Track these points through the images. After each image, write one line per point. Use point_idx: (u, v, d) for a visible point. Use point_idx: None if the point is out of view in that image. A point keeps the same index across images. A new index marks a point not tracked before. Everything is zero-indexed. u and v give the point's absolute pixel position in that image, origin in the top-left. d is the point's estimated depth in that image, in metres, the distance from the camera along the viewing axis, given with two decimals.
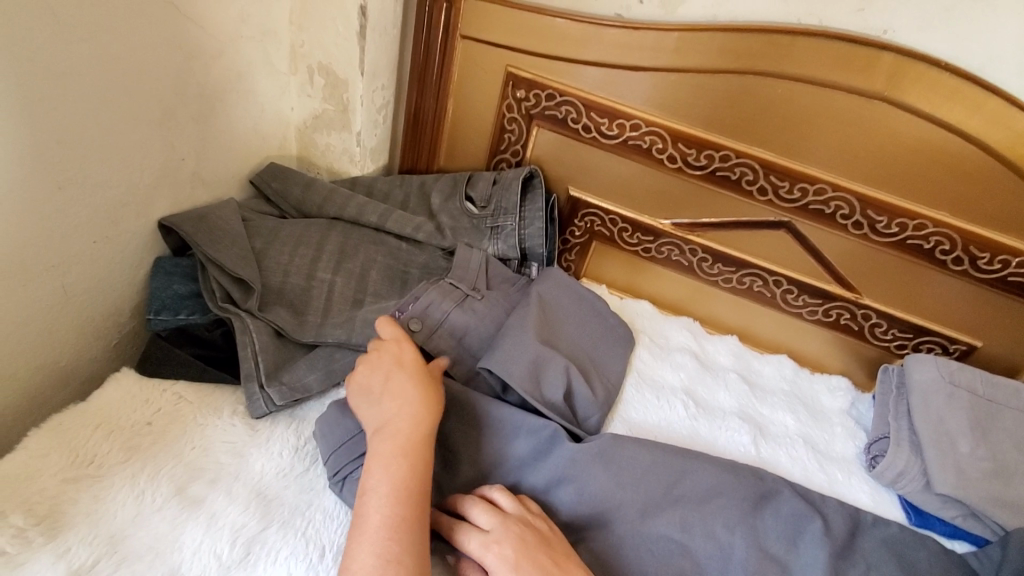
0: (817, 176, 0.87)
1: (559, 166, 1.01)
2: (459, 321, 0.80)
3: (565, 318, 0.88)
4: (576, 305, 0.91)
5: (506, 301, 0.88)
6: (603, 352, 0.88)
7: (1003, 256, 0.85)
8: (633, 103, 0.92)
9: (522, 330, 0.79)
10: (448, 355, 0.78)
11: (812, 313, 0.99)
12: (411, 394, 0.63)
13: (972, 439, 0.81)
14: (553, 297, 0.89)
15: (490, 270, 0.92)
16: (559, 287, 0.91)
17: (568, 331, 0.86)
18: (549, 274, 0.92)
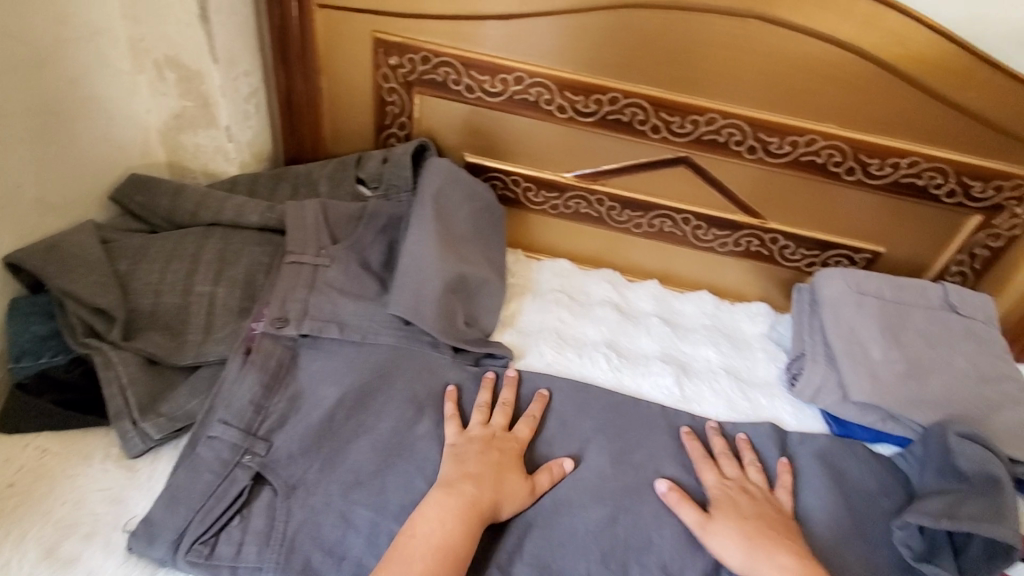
0: (706, 106, 0.85)
1: (450, 133, 0.96)
2: (322, 300, 0.73)
3: (453, 217, 0.81)
4: (462, 196, 0.84)
5: (356, 252, 0.82)
6: (464, 209, 0.84)
7: (894, 159, 0.84)
8: (511, 54, 0.87)
9: (420, 260, 0.73)
10: (331, 330, 0.71)
11: (724, 245, 0.99)
12: (504, 480, 0.63)
13: (882, 343, 0.82)
14: (445, 196, 0.82)
15: (329, 216, 0.83)
16: (450, 183, 0.83)
17: (452, 220, 0.81)
18: (436, 172, 0.83)
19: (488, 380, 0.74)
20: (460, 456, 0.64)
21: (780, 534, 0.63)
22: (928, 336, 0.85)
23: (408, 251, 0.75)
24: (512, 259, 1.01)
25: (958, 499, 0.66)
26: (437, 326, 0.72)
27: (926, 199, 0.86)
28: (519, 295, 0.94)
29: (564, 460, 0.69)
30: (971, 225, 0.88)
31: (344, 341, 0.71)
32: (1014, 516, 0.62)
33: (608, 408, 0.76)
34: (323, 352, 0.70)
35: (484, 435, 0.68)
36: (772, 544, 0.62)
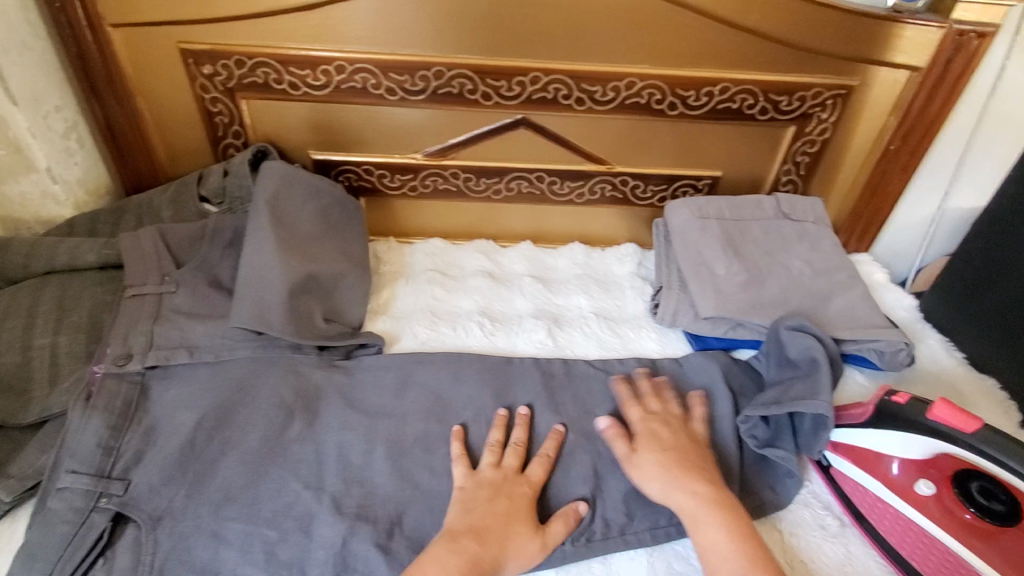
0: (527, 66, 0.87)
1: (291, 133, 0.95)
2: (168, 329, 0.72)
3: (297, 220, 0.80)
4: (305, 198, 0.83)
5: (204, 272, 0.80)
6: (310, 210, 0.83)
7: (707, 89, 0.89)
8: (325, 44, 0.86)
9: (262, 269, 0.73)
10: (181, 354, 0.71)
11: (581, 196, 1.03)
12: (510, 529, 0.60)
13: (724, 260, 0.90)
14: (284, 200, 0.80)
15: (170, 241, 0.80)
16: (288, 186, 0.81)
17: (294, 223, 0.80)
18: (271, 177, 0.81)
19: (501, 420, 0.72)
20: (467, 502, 0.62)
21: (696, 457, 0.67)
22: (765, 245, 0.93)
23: (247, 263, 0.74)
24: (384, 247, 1.02)
25: (790, 383, 0.74)
26: (289, 329, 0.72)
27: (744, 119, 0.93)
28: (392, 281, 0.95)
29: (577, 503, 0.65)
30: (789, 135, 0.95)
31: (197, 363, 0.71)
32: (827, 386, 0.70)
33: (481, 371, 0.79)
34: (176, 379, 0.70)
35: (494, 477, 0.65)
36: (682, 472, 0.64)
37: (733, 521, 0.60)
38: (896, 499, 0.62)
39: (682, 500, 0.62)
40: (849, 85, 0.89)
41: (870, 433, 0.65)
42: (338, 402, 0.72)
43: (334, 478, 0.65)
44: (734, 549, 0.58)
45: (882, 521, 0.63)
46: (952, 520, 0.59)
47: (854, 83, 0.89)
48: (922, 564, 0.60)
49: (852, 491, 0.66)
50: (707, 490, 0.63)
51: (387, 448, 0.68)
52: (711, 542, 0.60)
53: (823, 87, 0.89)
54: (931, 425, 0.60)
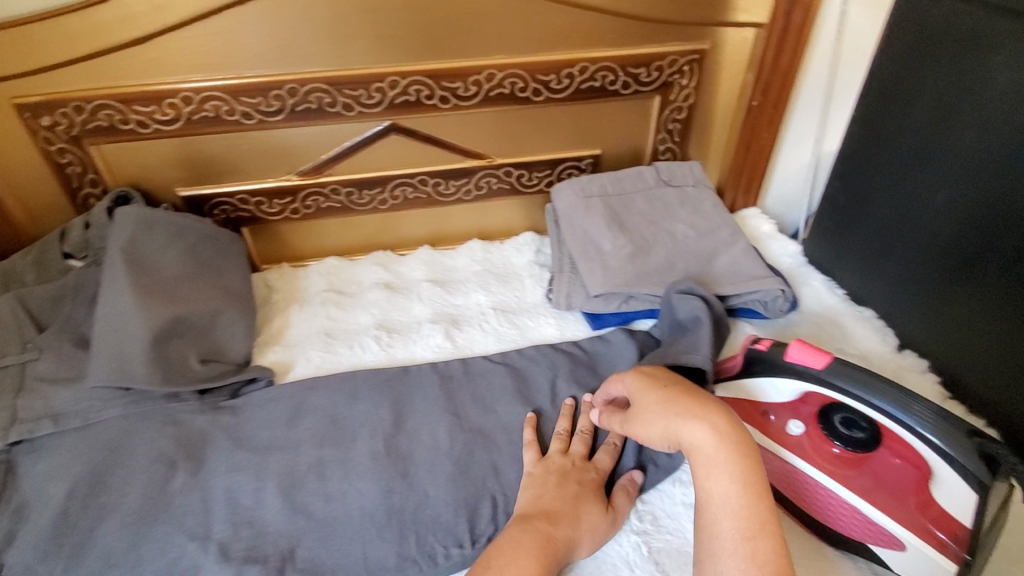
0: (382, 72, 0.86)
1: (152, 172, 0.91)
2: (30, 399, 0.69)
3: (158, 263, 0.77)
4: (166, 238, 0.79)
5: (70, 333, 0.76)
6: (173, 250, 0.79)
7: (566, 70, 0.90)
8: (168, 77, 0.83)
9: (120, 318, 0.70)
10: (45, 424, 0.68)
11: (468, 193, 1.03)
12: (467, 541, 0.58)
13: (608, 236, 0.91)
14: (141, 245, 0.77)
15: (26, 305, 0.76)
16: (143, 230, 0.78)
17: (155, 267, 0.76)
18: (125, 222, 0.78)
19: (568, 411, 0.73)
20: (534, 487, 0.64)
21: (709, 398, 0.61)
22: (647, 215, 0.95)
23: (104, 315, 0.71)
24: (275, 274, 0.99)
25: (678, 343, 0.76)
26: (155, 380, 0.69)
27: (609, 95, 0.94)
28: (285, 308, 0.92)
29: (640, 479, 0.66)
30: (656, 105, 0.97)
31: (68, 430, 0.68)
32: (710, 343, 0.72)
33: (378, 385, 0.78)
34: (45, 450, 0.67)
35: (562, 464, 0.66)
36: (691, 409, 0.58)
37: (741, 465, 0.53)
38: (773, 444, 0.64)
39: (697, 440, 0.56)
40: (701, 49, 0.92)
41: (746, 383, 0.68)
42: (225, 444, 0.69)
43: (221, 526, 0.62)
44: (741, 496, 0.52)
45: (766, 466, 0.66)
46: (821, 455, 0.62)
47: (705, 47, 0.92)
48: (801, 501, 0.63)
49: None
50: (724, 431, 0.56)
51: (278, 483, 0.66)
52: (711, 491, 0.53)
53: (676, 55, 0.91)
54: (790, 366, 0.63)
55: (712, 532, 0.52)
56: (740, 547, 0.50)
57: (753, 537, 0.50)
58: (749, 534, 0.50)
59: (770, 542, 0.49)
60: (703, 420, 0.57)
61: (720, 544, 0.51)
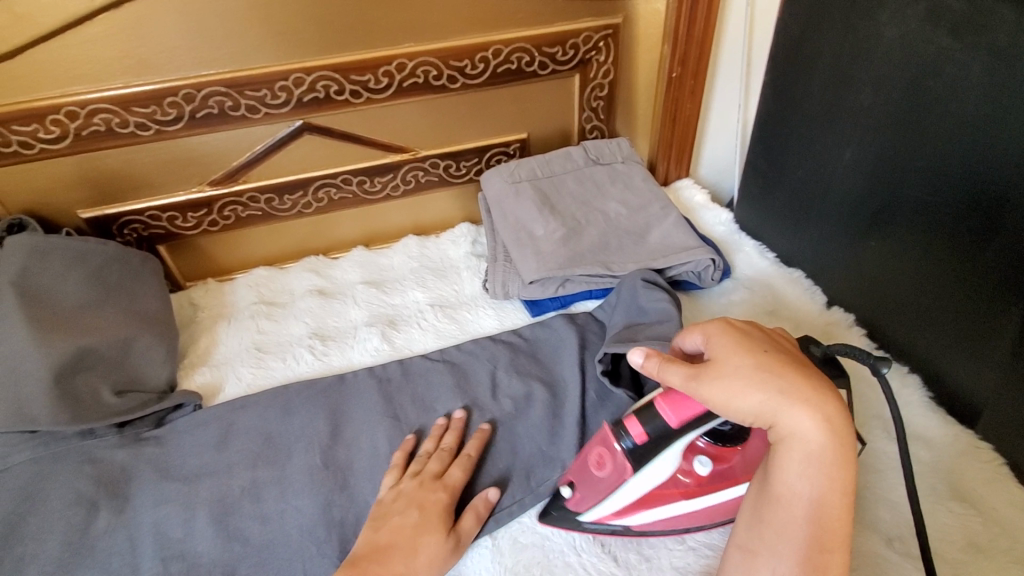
0: (284, 70, 0.82)
1: (46, 196, 0.84)
2: None
3: (59, 293, 0.72)
4: (64, 267, 0.73)
5: None
6: (74, 279, 0.73)
7: (479, 55, 0.88)
8: (48, 92, 0.76)
9: (19, 357, 0.66)
10: None
11: (396, 188, 1.00)
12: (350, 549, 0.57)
13: (539, 220, 0.90)
14: (34, 276, 0.71)
15: None
16: (37, 260, 0.72)
17: (54, 298, 0.71)
18: (14, 252, 0.72)
19: (437, 427, 0.69)
20: (378, 521, 0.59)
21: (813, 372, 0.48)
22: (577, 196, 0.95)
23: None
24: (201, 291, 0.94)
25: (638, 328, 0.75)
26: (62, 419, 0.65)
27: (528, 77, 0.93)
28: (212, 326, 0.88)
29: (488, 491, 0.63)
30: (576, 84, 0.96)
31: None
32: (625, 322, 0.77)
33: (312, 396, 0.75)
34: None
35: (415, 484, 0.62)
36: (813, 391, 0.46)
37: (838, 467, 0.45)
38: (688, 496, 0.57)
39: (801, 429, 0.45)
40: (613, 24, 0.91)
41: (639, 480, 0.54)
42: (150, 476, 0.66)
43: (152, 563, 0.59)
44: (827, 501, 0.45)
45: (689, 516, 0.59)
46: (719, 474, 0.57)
47: (618, 21, 0.91)
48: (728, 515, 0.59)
49: (664, 524, 0.59)
50: (832, 417, 0.46)
51: (210, 511, 0.63)
52: (793, 487, 0.46)
53: (591, 31, 0.90)
54: (679, 431, 0.51)
55: (780, 529, 0.46)
56: (808, 558, 0.44)
57: (826, 548, 0.44)
58: (824, 547, 0.45)
59: (841, 561, 0.45)
60: (815, 409, 0.45)
61: (787, 548, 0.45)
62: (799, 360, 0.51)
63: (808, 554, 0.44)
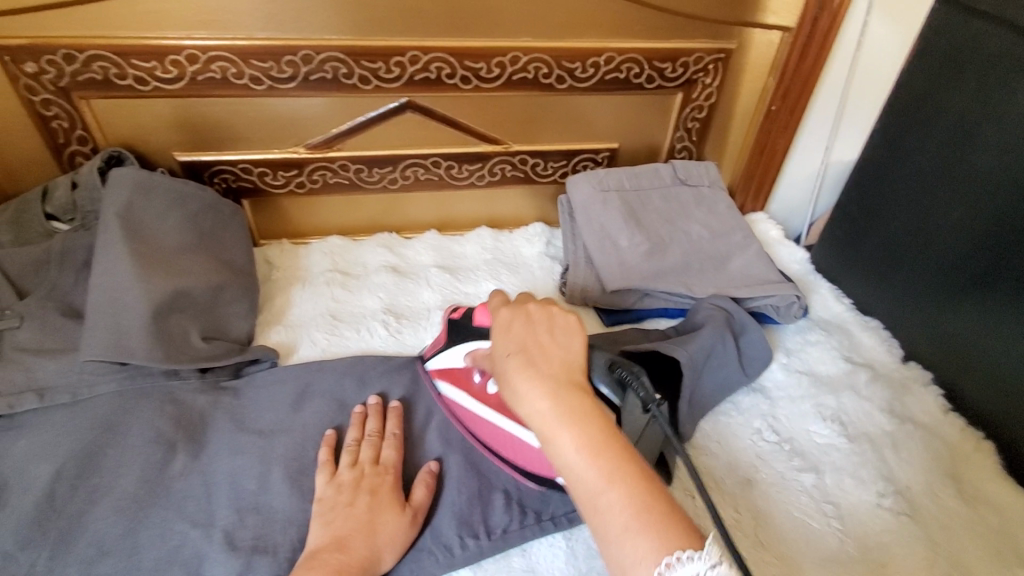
0: (403, 45, 0.82)
1: (147, 133, 0.85)
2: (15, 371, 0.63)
3: (159, 231, 0.72)
4: (164, 206, 0.74)
5: (56, 300, 0.70)
6: (172, 219, 0.74)
7: (592, 59, 0.88)
8: (172, 31, 0.76)
9: (118, 288, 0.66)
10: (30, 398, 0.62)
11: (481, 178, 1.00)
12: (375, 520, 0.56)
13: (625, 231, 0.90)
14: (137, 211, 0.71)
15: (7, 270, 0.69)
16: (142, 194, 0.72)
17: (154, 236, 0.71)
18: (119, 183, 0.72)
19: (357, 415, 0.67)
20: (326, 513, 0.57)
21: (553, 346, 0.51)
22: (663, 212, 0.95)
23: (98, 284, 0.66)
24: (276, 250, 0.95)
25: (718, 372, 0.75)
26: (156, 355, 0.65)
27: (633, 88, 0.93)
28: (287, 287, 0.88)
29: (430, 464, 0.64)
30: (677, 102, 0.96)
31: (52, 407, 0.63)
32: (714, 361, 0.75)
33: (385, 370, 0.75)
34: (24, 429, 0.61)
35: (354, 476, 0.60)
36: (530, 383, 0.47)
37: (575, 426, 0.44)
38: (483, 412, 0.65)
39: (535, 412, 0.46)
40: (727, 49, 0.91)
41: (451, 352, 0.69)
42: (226, 425, 0.66)
43: (226, 513, 0.59)
44: (590, 457, 0.43)
45: (489, 436, 0.65)
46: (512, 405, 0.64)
47: (732, 46, 0.91)
48: (524, 464, 0.63)
49: (465, 423, 0.68)
50: (552, 393, 0.46)
51: (285, 469, 0.62)
52: (563, 461, 0.44)
53: (704, 52, 0.90)
54: (478, 329, 0.66)
55: (587, 501, 0.42)
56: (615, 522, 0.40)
57: (606, 487, 0.41)
58: (603, 485, 0.41)
59: (622, 494, 0.41)
60: (534, 395, 0.46)
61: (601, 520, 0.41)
62: (546, 346, 0.51)
63: (595, 502, 0.41)
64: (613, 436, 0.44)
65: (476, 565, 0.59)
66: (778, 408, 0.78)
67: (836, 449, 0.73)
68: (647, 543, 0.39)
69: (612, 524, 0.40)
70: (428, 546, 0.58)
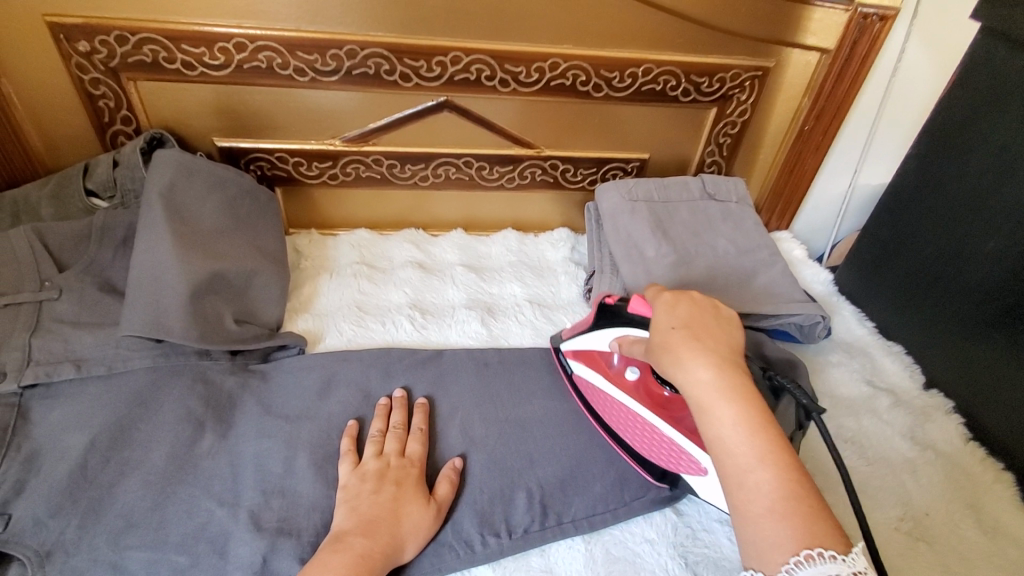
0: (446, 46, 0.83)
1: (189, 117, 0.86)
2: (50, 342, 0.64)
3: (200, 214, 0.73)
4: (207, 190, 0.75)
5: (93, 275, 0.71)
6: (212, 203, 0.75)
7: (630, 70, 0.89)
8: (223, 19, 0.78)
9: (159, 268, 0.67)
10: (66, 369, 0.63)
11: (511, 180, 1.01)
12: (403, 509, 0.57)
13: (653, 242, 0.90)
14: (180, 191, 0.72)
15: (48, 244, 0.71)
16: (185, 176, 0.73)
17: (194, 218, 0.73)
18: (162, 165, 0.73)
19: (381, 407, 0.68)
20: (349, 500, 0.58)
21: (718, 329, 0.53)
22: (690, 225, 0.95)
23: (139, 263, 0.67)
24: (305, 240, 0.96)
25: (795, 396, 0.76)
26: (192, 335, 0.66)
27: (668, 101, 0.94)
28: (315, 277, 0.90)
29: (454, 460, 0.64)
30: (711, 117, 0.97)
31: (87, 379, 0.64)
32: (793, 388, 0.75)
33: (412, 364, 0.76)
34: (58, 399, 0.62)
35: (379, 466, 0.61)
36: (694, 351, 0.49)
37: (740, 404, 0.46)
38: (620, 396, 0.67)
39: (696, 382, 0.48)
40: (765, 66, 0.92)
41: (593, 336, 0.69)
42: (254, 408, 0.67)
43: (252, 495, 0.59)
44: (751, 435, 0.45)
45: (621, 422, 0.68)
46: (650, 395, 0.65)
47: (769, 64, 0.92)
48: (651, 454, 0.65)
49: (597, 403, 0.70)
50: (717, 365, 0.48)
51: (310, 455, 0.63)
52: (720, 433, 0.46)
53: (741, 69, 0.91)
54: (632, 319, 0.63)
55: (736, 474, 0.44)
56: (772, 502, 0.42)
57: (753, 468, 0.44)
58: (751, 466, 0.44)
59: (771, 477, 0.43)
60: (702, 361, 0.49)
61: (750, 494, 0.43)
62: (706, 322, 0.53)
63: (737, 480, 0.44)
64: (772, 422, 0.46)
65: (495, 562, 0.59)
66: (811, 429, 0.78)
67: (857, 471, 0.73)
68: (785, 530, 0.41)
69: (754, 503, 0.43)
70: (449, 541, 0.59)
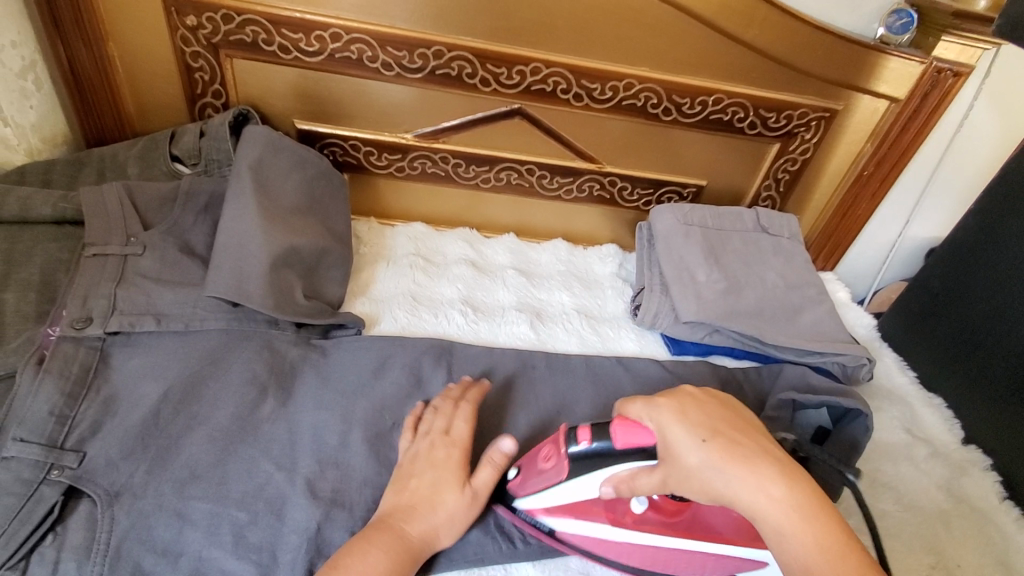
0: (529, 56, 0.86)
1: (275, 98, 0.90)
2: (133, 294, 0.68)
3: (281, 190, 0.77)
4: (289, 168, 0.79)
5: (174, 236, 0.75)
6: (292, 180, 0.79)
7: (701, 98, 0.91)
8: (323, 9, 0.82)
9: (242, 236, 0.70)
10: (147, 321, 0.67)
11: (569, 192, 1.03)
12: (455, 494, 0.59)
13: (704, 266, 0.92)
14: (267, 165, 0.76)
15: (137, 203, 0.74)
16: (272, 152, 0.77)
17: (275, 192, 0.76)
18: (252, 138, 0.77)
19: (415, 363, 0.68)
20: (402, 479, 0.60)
21: (751, 436, 0.48)
22: (741, 255, 0.96)
23: (224, 229, 0.71)
24: (365, 227, 0.99)
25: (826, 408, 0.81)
26: (265, 304, 0.69)
27: (732, 131, 0.96)
28: (372, 263, 0.92)
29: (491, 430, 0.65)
30: (772, 152, 0.99)
31: (163, 333, 0.67)
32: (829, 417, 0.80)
33: (462, 357, 0.78)
34: (136, 349, 0.66)
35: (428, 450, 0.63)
36: (760, 471, 0.45)
37: (817, 525, 0.43)
38: (627, 535, 0.57)
39: (765, 502, 0.44)
40: (834, 109, 0.93)
41: (573, 487, 0.55)
42: (312, 381, 0.69)
43: (309, 464, 0.62)
44: (831, 555, 0.42)
45: (655, 563, 0.59)
46: (662, 517, 0.57)
47: (838, 107, 0.93)
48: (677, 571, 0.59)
49: (592, 547, 0.60)
50: (784, 483, 0.45)
51: (365, 432, 0.65)
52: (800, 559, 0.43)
53: (809, 108, 0.93)
54: (625, 453, 0.51)
55: None
56: None
57: None
58: None
59: None
60: (768, 483, 0.44)
61: None
62: (736, 424, 0.49)
63: None
64: (847, 532, 0.44)
65: (536, 559, 0.61)
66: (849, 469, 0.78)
67: (891, 517, 0.73)
68: None
69: None
70: (492, 532, 0.61)
